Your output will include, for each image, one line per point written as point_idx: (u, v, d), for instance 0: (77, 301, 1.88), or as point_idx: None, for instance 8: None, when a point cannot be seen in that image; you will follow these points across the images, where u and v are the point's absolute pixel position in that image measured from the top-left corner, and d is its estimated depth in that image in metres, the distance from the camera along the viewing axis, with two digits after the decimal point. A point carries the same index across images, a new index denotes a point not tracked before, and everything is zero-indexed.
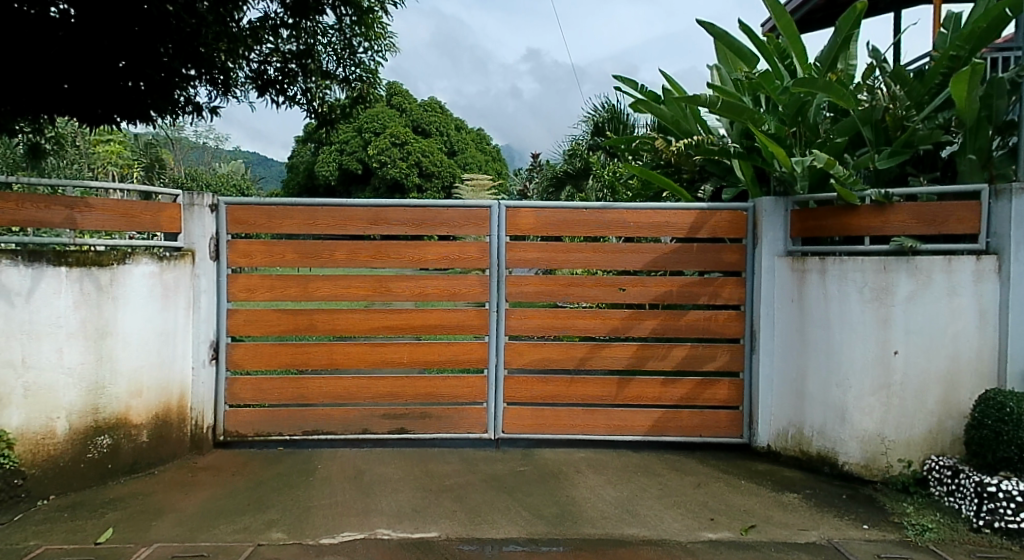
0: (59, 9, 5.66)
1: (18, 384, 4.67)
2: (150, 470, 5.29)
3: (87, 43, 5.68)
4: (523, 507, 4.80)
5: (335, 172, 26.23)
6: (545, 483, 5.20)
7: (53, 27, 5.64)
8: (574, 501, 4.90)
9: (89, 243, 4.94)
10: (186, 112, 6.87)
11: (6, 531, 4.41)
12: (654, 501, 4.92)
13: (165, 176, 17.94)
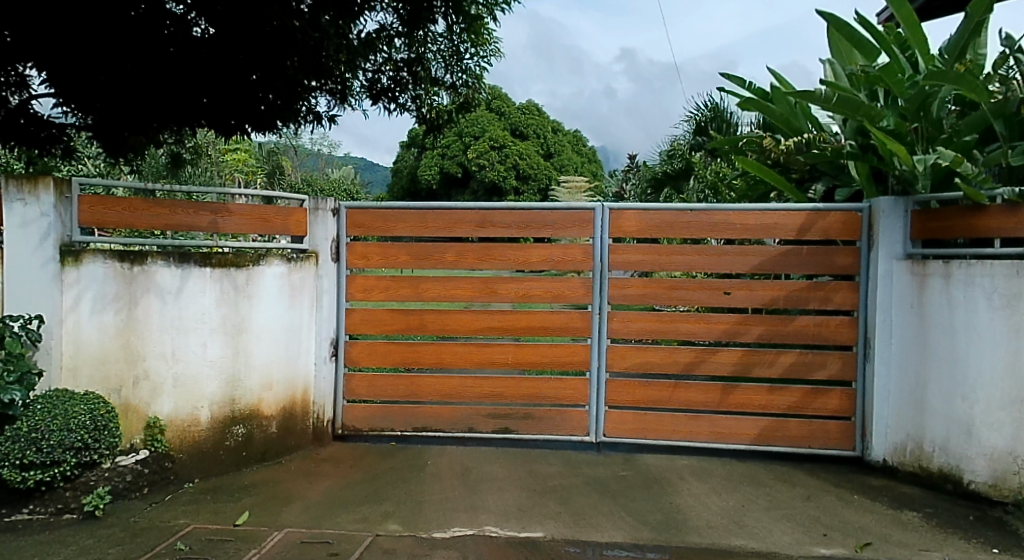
0: (202, 28, 6.29)
1: (169, 375, 5.15)
2: (279, 459, 5.62)
3: (225, 57, 6.32)
4: (626, 513, 4.83)
5: (437, 177, 26.87)
6: (648, 489, 5.21)
7: (197, 45, 6.24)
8: (679, 509, 4.89)
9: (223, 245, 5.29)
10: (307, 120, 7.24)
11: (158, 508, 4.79)
12: (763, 513, 4.85)
13: (284, 182, 18.95)
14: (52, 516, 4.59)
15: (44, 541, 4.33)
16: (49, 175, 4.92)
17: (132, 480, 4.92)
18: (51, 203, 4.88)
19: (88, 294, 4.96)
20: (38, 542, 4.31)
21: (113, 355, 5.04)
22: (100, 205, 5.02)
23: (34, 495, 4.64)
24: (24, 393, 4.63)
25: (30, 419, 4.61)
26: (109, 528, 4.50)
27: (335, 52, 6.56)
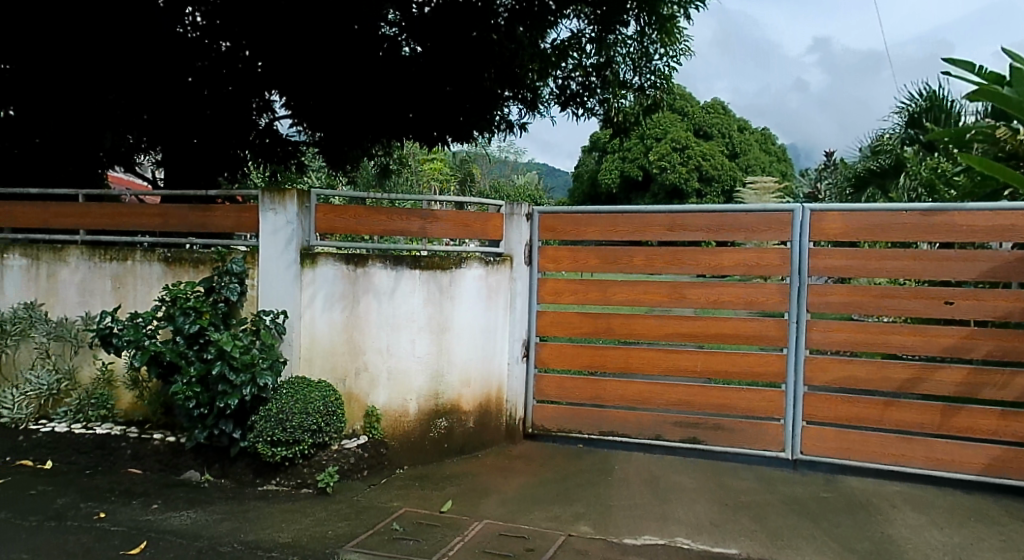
0: (410, 49, 7.21)
1: (384, 368, 5.59)
2: (477, 452, 5.93)
3: (422, 71, 7.26)
4: (830, 538, 4.63)
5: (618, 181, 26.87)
6: (854, 514, 4.96)
7: (403, 63, 7.24)
8: (891, 540, 4.62)
9: (418, 247, 5.67)
10: (501, 129, 7.85)
11: (375, 490, 5.25)
12: (992, 552, 4.48)
13: (474, 190, 19.76)
14: (293, 489, 5.21)
15: (290, 509, 4.93)
16: (293, 187, 5.59)
17: (355, 462, 5.40)
18: (295, 213, 5.55)
19: (321, 292, 5.57)
20: (284, 510, 4.91)
21: (340, 347, 5.60)
22: (331, 213, 5.60)
23: (280, 469, 5.29)
24: (274, 379, 5.35)
25: (278, 402, 5.31)
26: (337, 504, 5.02)
27: (529, 62, 6.93)
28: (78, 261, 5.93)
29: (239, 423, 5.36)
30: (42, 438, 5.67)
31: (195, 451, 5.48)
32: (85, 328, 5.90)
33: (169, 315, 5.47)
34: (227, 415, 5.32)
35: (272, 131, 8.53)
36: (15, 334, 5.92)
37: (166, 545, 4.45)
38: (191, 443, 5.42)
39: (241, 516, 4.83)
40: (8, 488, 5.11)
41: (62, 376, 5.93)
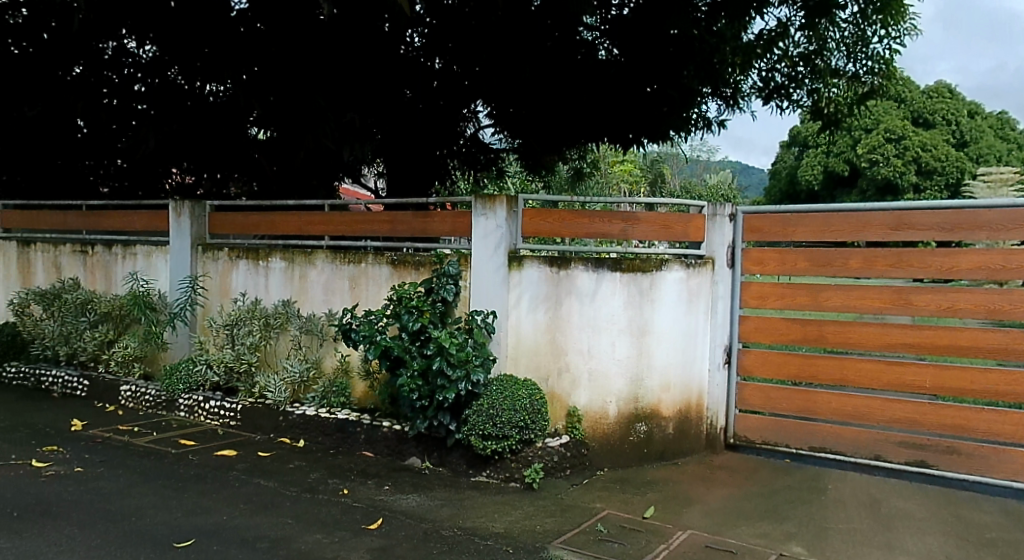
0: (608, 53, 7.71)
1: (585, 370, 5.69)
2: (676, 459, 5.85)
3: (624, 76, 7.69)
4: None
5: (820, 177, 25.45)
6: None
7: (606, 66, 7.74)
8: None
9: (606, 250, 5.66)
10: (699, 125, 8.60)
11: (579, 490, 5.36)
12: None
13: (665, 189, 19.50)
14: (502, 482, 5.50)
15: (501, 501, 5.19)
16: (502, 193, 5.82)
17: (558, 461, 5.53)
18: (504, 217, 5.77)
19: (527, 294, 5.78)
20: (496, 502, 5.18)
21: (543, 347, 5.77)
22: (536, 217, 5.79)
23: (491, 462, 5.58)
24: (485, 375, 5.58)
25: (489, 397, 5.58)
26: (544, 500, 5.20)
27: (732, 54, 7.65)
28: (323, 263, 6.39)
29: (455, 416, 5.68)
30: (296, 419, 6.17)
31: (417, 439, 5.84)
32: (329, 322, 6.33)
33: (396, 313, 5.83)
34: (445, 408, 5.65)
35: (477, 138, 9.46)
36: (276, 326, 6.51)
37: (398, 523, 4.83)
38: (413, 432, 5.78)
39: (459, 503, 5.16)
40: (272, 461, 5.81)
41: (311, 365, 6.38)
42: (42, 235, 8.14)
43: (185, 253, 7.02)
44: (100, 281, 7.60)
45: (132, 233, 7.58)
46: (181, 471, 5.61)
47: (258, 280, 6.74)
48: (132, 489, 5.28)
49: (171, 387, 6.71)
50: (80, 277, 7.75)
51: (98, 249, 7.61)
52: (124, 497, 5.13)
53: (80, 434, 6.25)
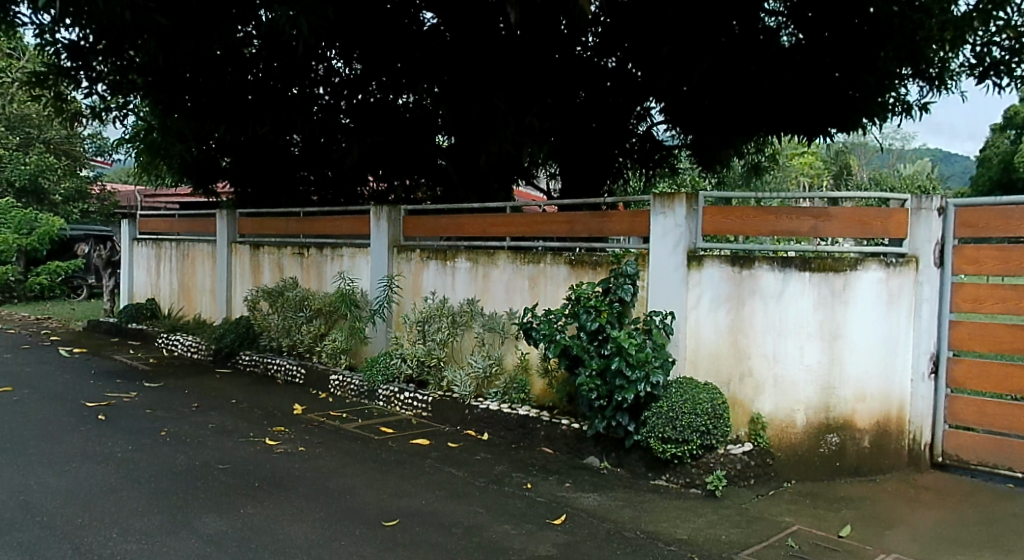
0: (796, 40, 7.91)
1: (770, 376, 5.40)
2: (873, 476, 5.38)
3: (815, 61, 7.87)
4: None
5: None
6: None
7: (794, 53, 7.95)
8: None
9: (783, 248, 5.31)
10: (898, 112, 8.64)
11: (764, 501, 5.08)
12: None
13: (853, 181, 18.30)
14: (683, 487, 5.33)
15: (682, 507, 5.04)
16: (682, 191, 5.68)
17: (742, 469, 5.29)
18: (684, 216, 5.63)
19: (707, 294, 5.59)
20: (677, 507, 5.04)
21: (724, 350, 5.56)
22: (718, 215, 5.60)
23: (670, 466, 5.43)
24: (665, 377, 5.45)
25: (669, 399, 5.44)
26: (727, 509, 4.98)
27: (934, 31, 7.29)
28: (505, 264, 6.67)
29: (634, 417, 5.57)
30: (480, 413, 6.44)
31: (595, 439, 5.84)
32: (510, 320, 6.57)
33: (574, 313, 5.88)
34: (624, 408, 5.56)
35: (649, 135, 9.96)
36: (462, 324, 6.86)
37: (581, 520, 4.84)
38: (592, 431, 5.78)
39: (640, 505, 5.07)
40: (461, 451, 6.08)
41: (493, 361, 6.63)
42: (267, 240, 9.24)
43: (384, 254, 7.63)
44: (313, 280, 8.45)
45: (339, 236, 8.37)
46: (383, 455, 6.02)
47: (446, 280, 7.18)
48: (345, 469, 5.73)
49: (372, 379, 7.28)
50: (297, 277, 8.64)
51: (312, 251, 8.47)
52: (338, 476, 5.57)
53: (300, 417, 6.96)
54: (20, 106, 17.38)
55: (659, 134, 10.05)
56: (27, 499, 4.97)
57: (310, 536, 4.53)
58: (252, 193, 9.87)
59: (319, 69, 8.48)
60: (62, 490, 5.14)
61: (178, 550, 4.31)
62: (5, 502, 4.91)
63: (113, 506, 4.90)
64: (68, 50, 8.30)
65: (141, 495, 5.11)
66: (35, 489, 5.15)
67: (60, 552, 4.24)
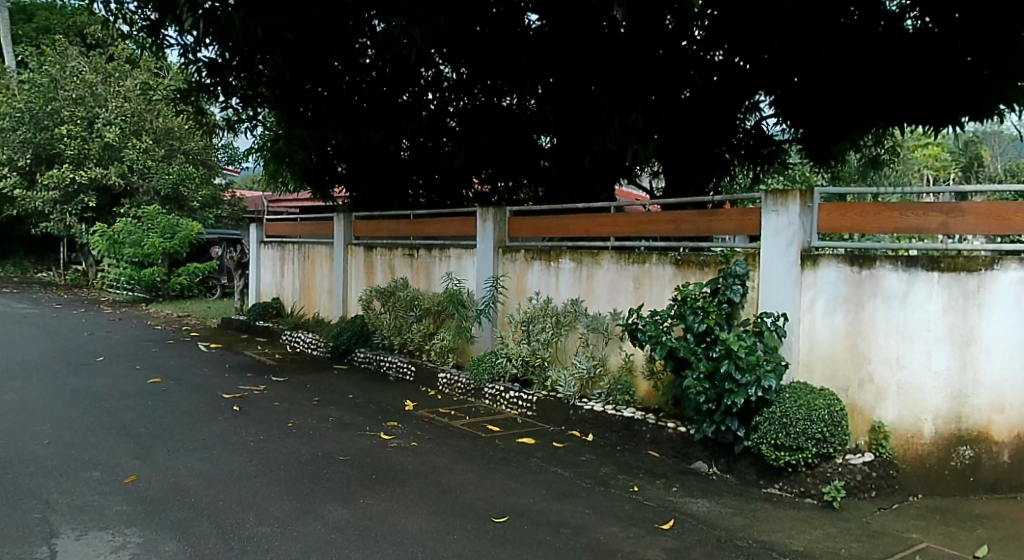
0: (923, 23, 7.48)
1: (893, 382, 5.07)
2: (1013, 494, 4.95)
3: (946, 46, 7.50)
4: None
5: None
6: None
7: (921, 37, 7.58)
8: None
9: (906, 247, 4.94)
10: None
11: (888, 515, 4.78)
12: None
13: (986, 173, 17.16)
14: (797, 497, 5.10)
15: (798, 518, 4.79)
16: (797, 187, 5.43)
17: (862, 480, 5.01)
18: (797, 213, 5.38)
19: (824, 295, 5.32)
20: (792, 518, 4.79)
21: (843, 355, 5.27)
22: (835, 212, 5.31)
23: (784, 474, 5.20)
24: (778, 381, 5.21)
25: (782, 405, 5.21)
26: (846, 522, 4.70)
27: None
28: (609, 264, 6.61)
29: (744, 422, 5.37)
30: (585, 414, 6.39)
31: (703, 444, 5.67)
32: (614, 321, 6.51)
33: (681, 314, 5.71)
34: (733, 413, 5.35)
35: (758, 131, 9.55)
36: (566, 324, 6.85)
37: (691, 527, 4.68)
38: (699, 435, 5.59)
39: (752, 514, 4.86)
40: (566, 451, 6.02)
41: (597, 361, 6.58)
42: (380, 241, 9.56)
43: (489, 255, 7.75)
44: (422, 280, 8.71)
45: (445, 237, 8.58)
46: (491, 453, 6.04)
47: (550, 281, 7.19)
48: (454, 465, 5.78)
49: (478, 377, 7.39)
50: (408, 277, 8.94)
51: (421, 252, 8.74)
52: (449, 472, 5.62)
53: (412, 413, 7.13)
54: (164, 120, 18.79)
55: (768, 129, 9.60)
56: (176, 481, 5.33)
57: (426, 529, 4.61)
58: (364, 196, 10.14)
59: (428, 74, 8.66)
60: (205, 475, 5.48)
61: (304, 535, 4.48)
62: (158, 483, 5.29)
63: (249, 491, 5.16)
64: (208, 68, 8.90)
65: (272, 482, 5.36)
66: (183, 473, 5.52)
67: (203, 531, 4.51)
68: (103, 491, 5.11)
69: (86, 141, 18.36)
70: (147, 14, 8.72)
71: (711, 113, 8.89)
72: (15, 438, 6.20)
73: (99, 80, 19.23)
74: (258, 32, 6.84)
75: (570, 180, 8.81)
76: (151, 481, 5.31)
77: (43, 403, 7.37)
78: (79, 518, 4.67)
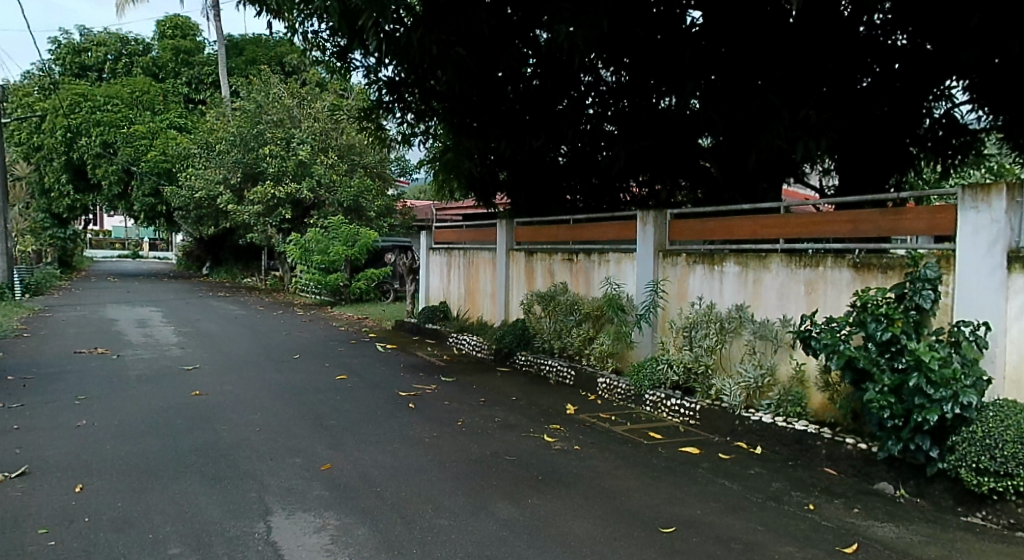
0: None
1: None
2: None
3: None
4: None
5: None
6: None
7: None
8: None
9: None
10: None
11: None
12: None
13: None
14: (1004, 530, 4.55)
15: (1005, 552, 4.29)
16: (1002, 182, 4.93)
17: None
18: (1003, 210, 4.84)
19: None
20: (998, 552, 4.30)
21: None
22: None
23: (987, 502, 4.67)
24: (980, 398, 4.69)
25: (984, 425, 4.70)
26: None
27: None
28: (778, 268, 6.29)
29: (938, 442, 4.90)
30: (753, 425, 6.10)
31: (887, 463, 5.22)
32: (784, 329, 6.17)
33: (861, 321, 5.29)
34: (925, 430, 4.91)
35: (949, 119, 8.71)
36: (731, 330, 6.59)
37: (877, 552, 4.31)
38: (884, 454, 5.15)
39: (948, 544, 4.41)
40: (733, 464, 5.75)
41: (765, 371, 6.27)
42: (541, 247, 9.65)
43: (649, 259, 7.60)
44: (581, 284, 8.70)
45: (605, 241, 8.52)
46: (654, 462, 5.88)
47: (713, 285, 6.96)
48: (617, 471, 5.68)
49: (638, 383, 7.23)
50: (567, 282, 8.96)
51: (580, 257, 8.72)
52: (614, 478, 5.53)
53: (574, 417, 7.10)
54: (348, 136, 20.14)
55: (962, 117, 8.74)
56: (365, 471, 5.60)
57: (593, 533, 4.55)
58: (525, 202, 10.25)
59: (587, 80, 8.64)
60: (387, 467, 5.72)
61: (478, 531, 4.55)
62: (351, 472, 5.60)
63: (427, 484, 5.33)
64: (387, 86, 9.48)
65: (447, 477, 5.50)
66: (372, 463, 5.80)
67: (388, 520, 4.70)
68: (304, 476, 5.48)
69: (284, 159, 19.99)
70: (337, 41, 9.35)
71: (895, 102, 8.23)
72: (233, 424, 6.79)
73: (295, 104, 20.98)
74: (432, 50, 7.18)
75: (734, 182, 8.61)
76: (344, 470, 5.62)
77: (253, 394, 8.04)
78: (285, 499, 5.02)
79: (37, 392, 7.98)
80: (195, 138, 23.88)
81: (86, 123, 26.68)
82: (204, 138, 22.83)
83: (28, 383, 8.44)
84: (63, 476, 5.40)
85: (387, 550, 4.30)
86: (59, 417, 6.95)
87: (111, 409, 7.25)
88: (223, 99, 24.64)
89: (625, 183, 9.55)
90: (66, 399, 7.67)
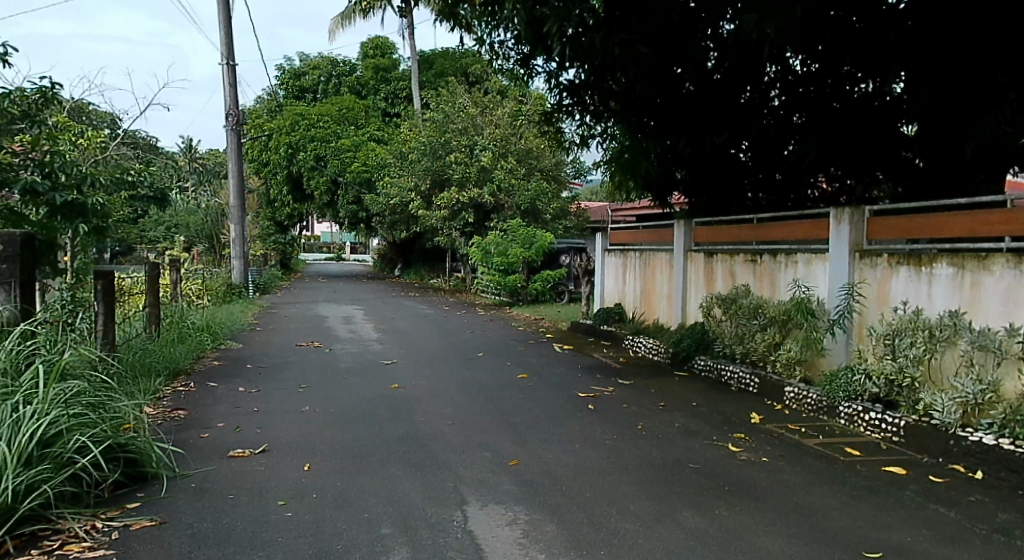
0: None
1: None
2: None
3: None
4: None
5: None
6: None
7: None
8: None
9: None
10: None
11: None
12: None
13: None
14: None
15: None
16: None
17: None
18: None
19: None
20: None
21: None
22: None
23: None
24: None
25: None
26: None
27: None
28: (1004, 270, 5.62)
29: None
30: (971, 447, 5.46)
31: None
32: (1012, 339, 5.47)
33: None
34: None
35: None
36: (944, 339, 5.96)
37: None
38: None
39: None
40: (948, 489, 5.18)
41: (987, 386, 5.54)
42: (721, 248, 9.29)
43: (844, 259, 7.09)
44: (766, 287, 8.30)
45: (790, 242, 8.07)
46: (853, 479, 5.42)
47: (921, 289, 6.35)
48: (813, 487, 5.29)
49: (833, 395, 6.74)
50: (750, 284, 8.57)
51: (765, 258, 8.31)
52: (809, 494, 5.14)
53: (759, 427, 6.72)
54: (527, 141, 20.51)
55: None
56: (552, 469, 5.57)
57: (789, 551, 4.25)
58: (704, 201, 9.89)
59: (773, 70, 8.14)
60: (572, 466, 5.67)
61: (666, 538, 4.39)
62: (538, 469, 5.60)
63: (613, 487, 5.22)
64: (567, 90, 9.43)
65: (631, 481, 5.36)
66: (559, 461, 5.77)
67: (575, 519, 4.64)
68: (495, 469, 5.54)
69: (468, 166, 20.65)
70: (521, 48, 9.42)
71: None
72: (430, 417, 7.03)
73: (479, 112, 21.62)
74: (615, 51, 7.13)
75: None
76: (531, 466, 5.63)
77: (447, 388, 8.29)
78: (479, 490, 5.10)
79: (268, 379, 8.68)
80: (391, 148, 25.22)
81: (303, 139, 28.99)
82: (397, 147, 24.06)
83: (262, 370, 9.24)
84: (295, 454, 5.82)
85: (576, 549, 4.24)
86: (288, 402, 7.51)
87: (323, 397, 7.73)
88: (416, 111, 25.89)
89: (813, 178, 8.98)
90: (292, 386, 8.30)
